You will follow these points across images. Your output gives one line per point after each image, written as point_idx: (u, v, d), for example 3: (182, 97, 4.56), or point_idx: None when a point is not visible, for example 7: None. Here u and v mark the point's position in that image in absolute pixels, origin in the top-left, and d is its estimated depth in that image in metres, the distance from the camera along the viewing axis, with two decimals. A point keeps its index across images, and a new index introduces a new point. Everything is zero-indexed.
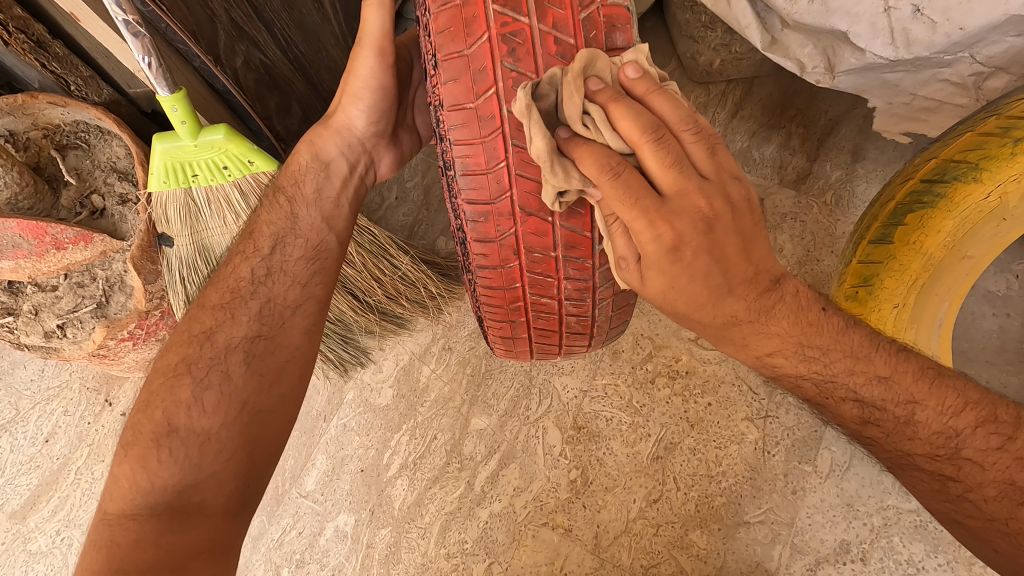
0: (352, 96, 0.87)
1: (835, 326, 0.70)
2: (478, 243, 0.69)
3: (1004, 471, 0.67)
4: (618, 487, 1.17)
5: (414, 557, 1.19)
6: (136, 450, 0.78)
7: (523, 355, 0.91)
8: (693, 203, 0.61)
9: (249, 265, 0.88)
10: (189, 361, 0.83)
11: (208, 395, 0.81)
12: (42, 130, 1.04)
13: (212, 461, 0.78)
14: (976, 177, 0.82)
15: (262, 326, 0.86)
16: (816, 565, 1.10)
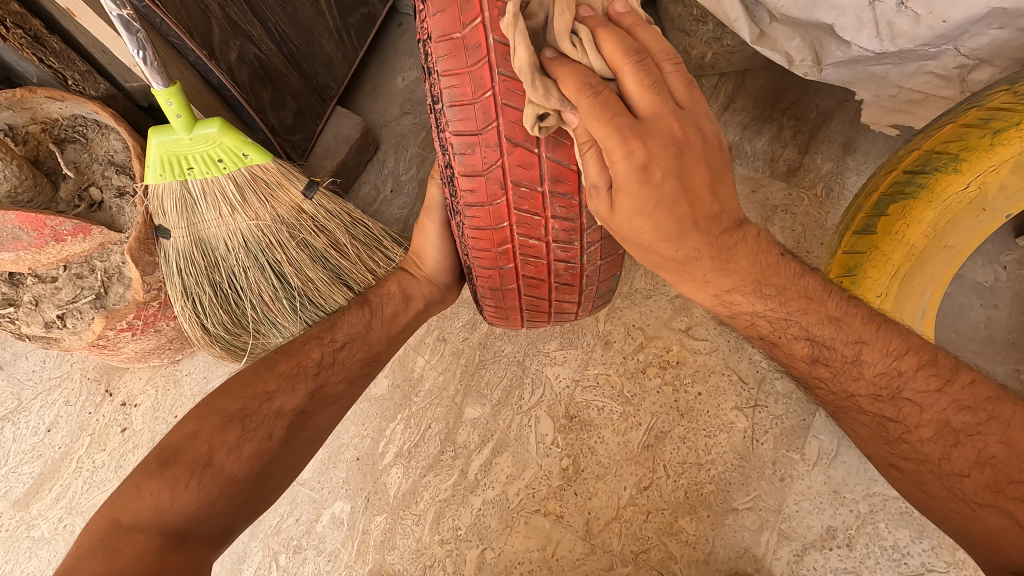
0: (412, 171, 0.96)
1: (793, 270, 0.77)
2: (465, 177, 0.69)
3: (941, 413, 0.76)
4: (609, 474, 1.19)
5: (409, 544, 1.21)
6: (173, 470, 0.82)
7: (512, 316, 0.92)
8: (665, 127, 0.64)
9: (320, 350, 0.98)
10: (242, 411, 0.89)
11: (246, 446, 0.88)
12: (40, 124, 1.04)
13: (234, 505, 0.85)
14: (956, 168, 0.83)
15: (308, 403, 0.95)
16: (803, 551, 1.12)
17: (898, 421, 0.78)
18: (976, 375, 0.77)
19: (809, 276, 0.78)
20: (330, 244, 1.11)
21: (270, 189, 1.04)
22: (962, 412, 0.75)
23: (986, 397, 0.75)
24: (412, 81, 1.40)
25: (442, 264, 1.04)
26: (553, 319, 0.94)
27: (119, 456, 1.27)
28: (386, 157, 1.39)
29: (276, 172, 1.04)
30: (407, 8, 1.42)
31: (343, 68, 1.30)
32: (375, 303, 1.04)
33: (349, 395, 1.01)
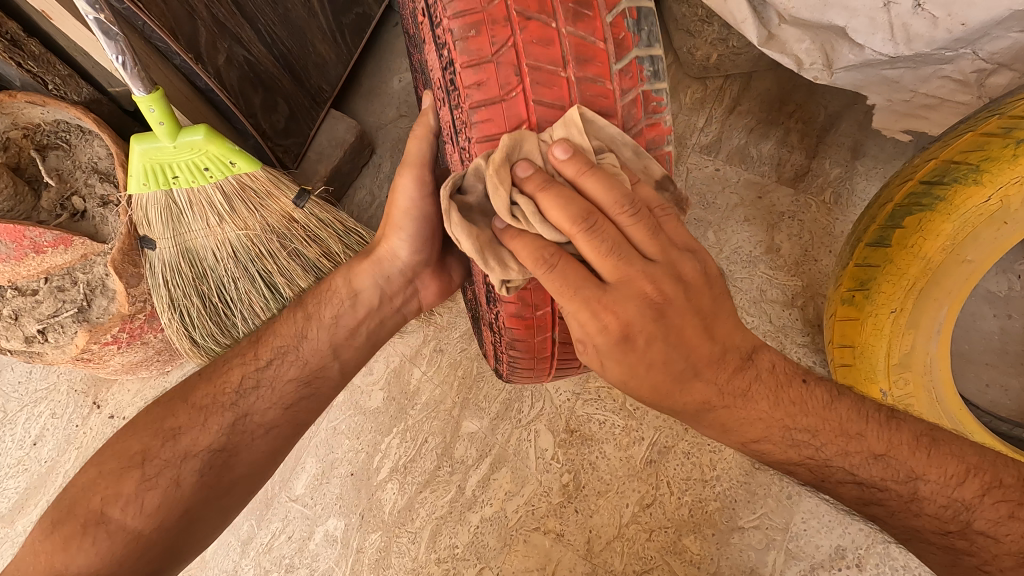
0: (395, 229, 0.90)
1: (820, 401, 0.70)
2: (469, 68, 0.57)
3: (1019, 547, 0.67)
4: (611, 491, 1.15)
5: (405, 562, 1.18)
6: (67, 529, 0.77)
7: (543, 368, 0.82)
8: (636, 287, 0.63)
9: (240, 371, 0.89)
10: (143, 455, 0.82)
11: (149, 496, 0.80)
12: (22, 129, 1.00)
13: (145, 562, 0.78)
14: (976, 179, 0.79)
15: (226, 439, 0.85)
16: (811, 571, 1.09)
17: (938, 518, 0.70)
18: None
19: (838, 401, 0.71)
20: (322, 253, 1.07)
21: (260, 199, 1.01)
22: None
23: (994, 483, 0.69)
24: (409, 82, 1.37)
25: (407, 240, 0.91)
26: (584, 362, 0.84)
27: None
28: (382, 161, 1.35)
29: (265, 180, 1.01)
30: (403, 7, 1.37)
31: (338, 71, 1.26)
32: (311, 306, 0.95)
33: (292, 424, 0.91)
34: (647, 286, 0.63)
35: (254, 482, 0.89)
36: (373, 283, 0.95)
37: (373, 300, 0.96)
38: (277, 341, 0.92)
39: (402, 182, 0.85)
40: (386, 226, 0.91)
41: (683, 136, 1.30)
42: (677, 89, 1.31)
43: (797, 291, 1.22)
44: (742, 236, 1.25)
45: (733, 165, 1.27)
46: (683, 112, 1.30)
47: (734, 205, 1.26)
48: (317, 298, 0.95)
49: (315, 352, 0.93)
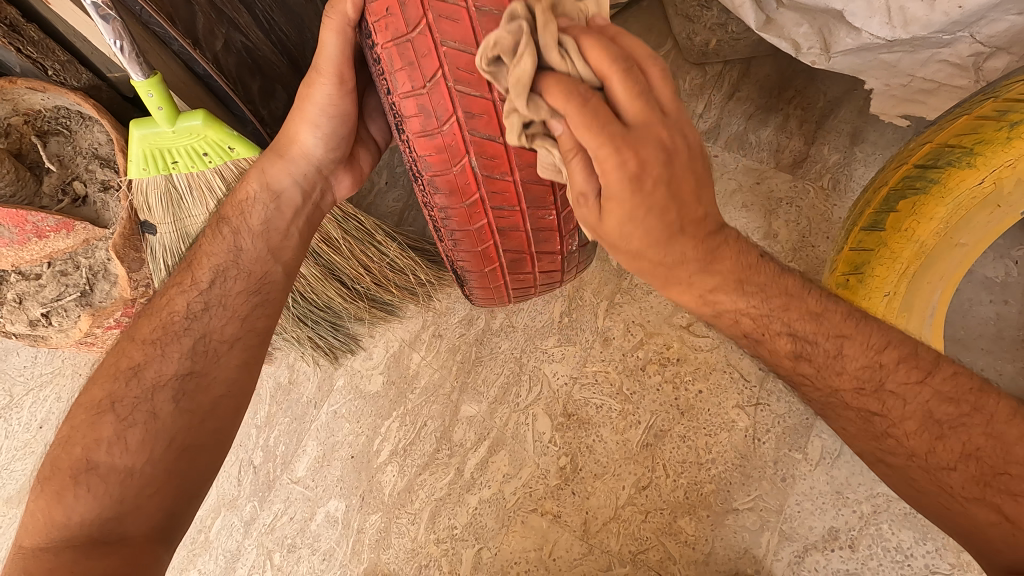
0: (309, 123, 0.85)
1: (773, 271, 0.73)
2: (417, 130, 0.67)
3: (923, 404, 0.70)
4: (608, 474, 1.17)
5: (404, 542, 1.20)
6: (56, 484, 0.78)
7: (499, 284, 0.87)
8: (637, 204, 0.62)
9: (184, 299, 0.87)
10: (111, 398, 0.83)
11: (131, 434, 0.80)
12: (22, 116, 1.01)
13: (147, 497, 0.78)
14: (970, 163, 0.80)
15: (191, 361, 0.84)
16: (804, 551, 1.11)
17: (885, 416, 0.71)
18: (957, 365, 0.71)
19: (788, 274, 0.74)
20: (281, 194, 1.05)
21: None
22: (944, 402, 0.69)
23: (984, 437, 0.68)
24: None
25: (322, 136, 0.87)
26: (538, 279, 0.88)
27: None
28: None
29: None
30: None
31: None
32: (235, 219, 0.90)
33: (253, 334, 0.88)
34: (661, 132, 0.60)
35: (242, 393, 0.87)
36: (290, 181, 0.90)
37: (297, 198, 0.91)
38: (211, 260, 0.89)
39: (320, 87, 0.80)
40: (298, 119, 0.85)
41: None
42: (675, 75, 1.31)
43: None
44: (740, 222, 1.26)
45: (732, 151, 1.27)
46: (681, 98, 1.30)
47: (732, 191, 1.26)
48: (238, 210, 0.91)
49: (255, 261, 0.89)
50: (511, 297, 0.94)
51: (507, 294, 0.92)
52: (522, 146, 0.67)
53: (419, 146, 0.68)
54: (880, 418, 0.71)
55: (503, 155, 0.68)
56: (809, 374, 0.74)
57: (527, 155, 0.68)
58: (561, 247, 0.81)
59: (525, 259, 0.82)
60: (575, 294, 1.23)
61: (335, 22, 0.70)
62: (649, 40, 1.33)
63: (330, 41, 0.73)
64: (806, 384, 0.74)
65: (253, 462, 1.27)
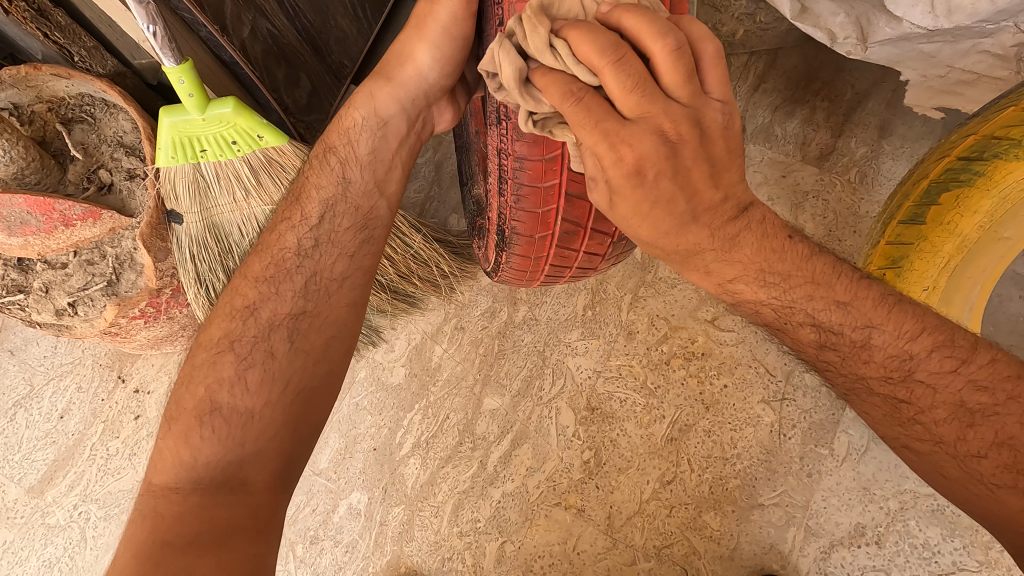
0: (427, 44, 0.81)
1: (798, 252, 0.71)
2: None
3: (955, 394, 0.67)
4: (632, 468, 1.16)
5: (427, 535, 1.19)
6: (180, 422, 0.79)
7: (542, 256, 0.84)
8: (654, 122, 0.60)
9: (294, 234, 0.88)
10: (229, 338, 0.84)
11: (250, 374, 0.81)
12: (46, 103, 1.01)
13: (271, 432, 0.79)
14: (1017, 154, 0.78)
15: (305, 301, 0.85)
16: (830, 548, 1.10)
17: (912, 403, 0.70)
18: (995, 351, 0.69)
19: (816, 258, 0.72)
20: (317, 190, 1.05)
21: (285, 172, 1.00)
22: (979, 391, 0.67)
23: (1007, 376, 0.67)
24: None
25: (439, 58, 0.82)
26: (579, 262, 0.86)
27: (133, 444, 1.25)
28: None
29: (291, 153, 1.00)
30: None
31: (358, 46, 1.23)
32: (343, 149, 0.89)
33: (363, 272, 0.89)
34: (665, 122, 0.60)
35: (350, 334, 0.87)
36: (398, 108, 0.88)
37: (403, 126, 0.89)
38: (319, 192, 0.88)
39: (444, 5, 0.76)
40: (416, 39, 0.81)
41: None
42: None
43: None
44: None
45: (757, 144, 1.26)
46: None
47: (758, 183, 1.25)
48: (344, 138, 0.89)
49: (363, 193, 0.89)
50: (542, 279, 0.93)
51: (539, 275, 0.91)
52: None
53: None
54: (874, 370, 0.70)
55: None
56: (830, 363, 0.73)
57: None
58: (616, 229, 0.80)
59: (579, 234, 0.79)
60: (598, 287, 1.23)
61: None
62: None
63: None
64: (813, 330, 0.72)
65: None
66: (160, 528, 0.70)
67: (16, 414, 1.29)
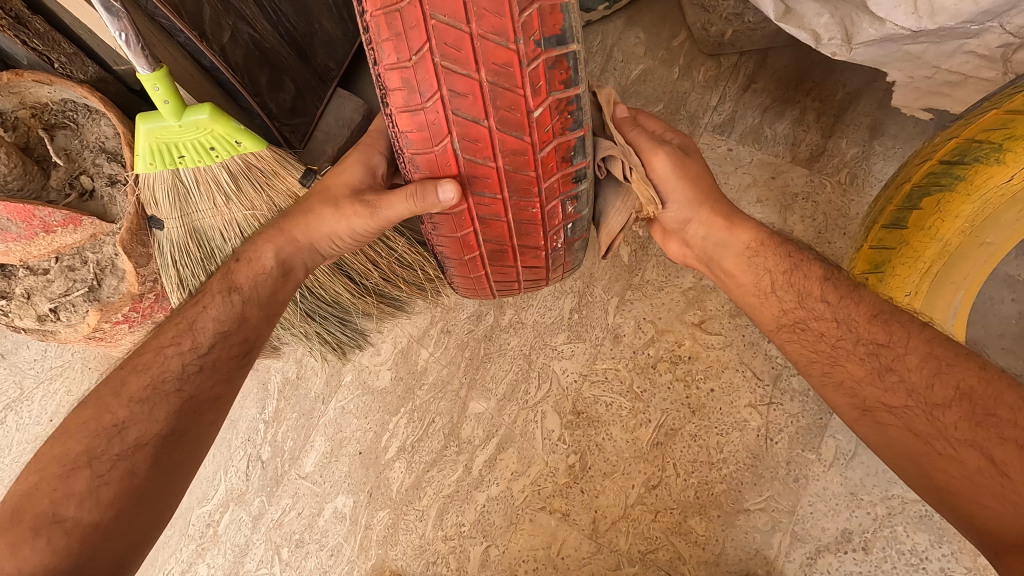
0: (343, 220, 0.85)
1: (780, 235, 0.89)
2: (405, 111, 0.64)
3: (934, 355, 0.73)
4: (617, 472, 1.15)
5: (412, 539, 1.19)
6: (9, 538, 0.68)
7: (479, 274, 0.85)
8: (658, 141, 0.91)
9: (179, 360, 0.80)
10: (88, 453, 0.74)
11: (103, 489, 0.72)
12: (30, 109, 1.00)
13: (106, 553, 0.70)
14: (999, 159, 0.77)
15: (175, 422, 0.78)
16: (816, 553, 1.09)
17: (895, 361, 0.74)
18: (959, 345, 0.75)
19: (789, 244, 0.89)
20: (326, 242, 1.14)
21: (267, 178, 1.00)
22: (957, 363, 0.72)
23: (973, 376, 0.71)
24: None
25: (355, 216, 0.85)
26: (521, 278, 0.88)
27: None
28: None
29: (271, 160, 0.98)
30: None
31: (344, 49, 1.24)
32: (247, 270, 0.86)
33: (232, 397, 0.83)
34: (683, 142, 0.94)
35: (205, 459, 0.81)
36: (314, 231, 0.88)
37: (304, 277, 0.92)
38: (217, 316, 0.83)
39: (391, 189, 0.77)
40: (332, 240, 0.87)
41: (696, 115, 1.27)
42: (690, 67, 1.28)
43: None
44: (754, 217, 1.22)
45: (747, 145, 1.24)
46: (695, 91, 1.27)
47: (747, 185, 1.23)
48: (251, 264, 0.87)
49: (254, 328, 0.85)
50: (497, 295, 0.96)
51: (490, 289, 0.92)
52: (507, 129, 0.63)
53: (403, 121, 0.65)
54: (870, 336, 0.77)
55: (486, 139, 0.64)
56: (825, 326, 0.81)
57: (511, 140, 0.64)
58: (544, 242, 0.78)
59: (507, 254, 0.80)
60: (586, 290, 1.22)
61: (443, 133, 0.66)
62: (663, 29, 1.30)
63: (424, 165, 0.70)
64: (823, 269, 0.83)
65: (261, 457, 1.27)
66: None
67: (7, 417, 1.30)
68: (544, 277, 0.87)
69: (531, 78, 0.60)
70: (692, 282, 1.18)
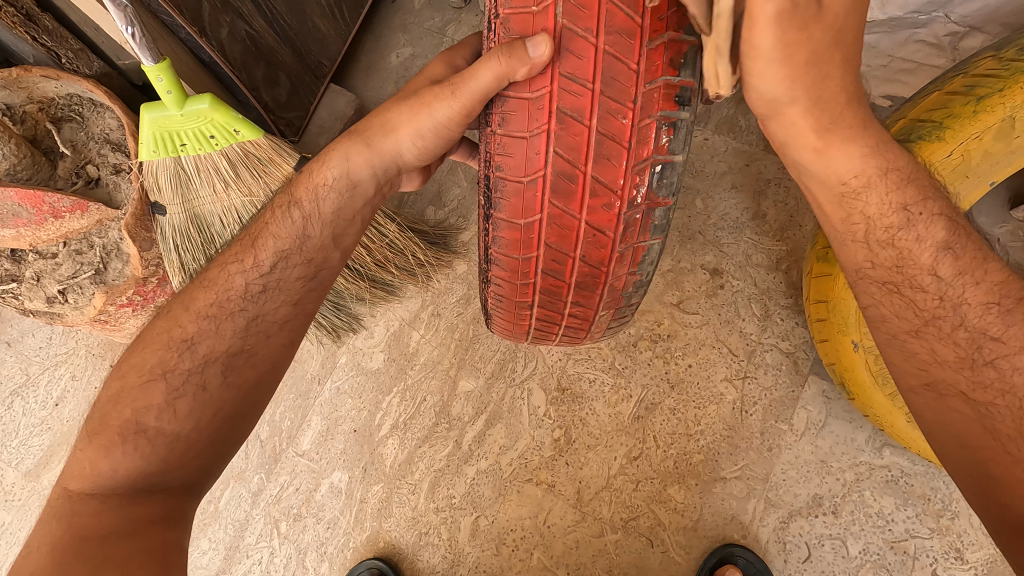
0: (414, 129, 0.80)
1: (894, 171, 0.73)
2: None
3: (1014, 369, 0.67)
4: (600, 445, 1.21)
5: (406, 511, 1.25)
6: (103, 439, 0.75)
7: (532, 219, 0.68)
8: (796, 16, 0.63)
9: (243, 279, 0.83)
10: (162, 368, 0.80)
11: (180, 402, 0.77)
12: (37, 103, 1.07)
13: (189, 460, 0.77)
14: (939, 135, 0.82)
15: (242, 341, 0.81)
16: (789, 518, 1.15)
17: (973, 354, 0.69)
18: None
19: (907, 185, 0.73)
20: None
21: (263, 165, 1.06)
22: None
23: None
24: (407, 58, 1.43)
25: (420, 147, 0.82)
26: (578, 254, 0.70)
27: None
28: None
29: (267, 147, 1.05)
30: None
31: (335, 46, 1.32)
32: (307, 203, 0.85)
33: (303, 316, 0.86)
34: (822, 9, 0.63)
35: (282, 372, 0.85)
36: (370, 173, 0.84)
37: (372, 194, 0.86)
38: (275, 243, 0.84)
39: (468, 91, 0.70)
40: (405, 119, 0.79)
41: None
42: None
43: (781, 256, 1.22)
44: (730, 202, 1.25)
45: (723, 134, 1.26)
46: None
47: (722, 173, 1.26)
48: (311, 193, 0.85)
49: (319, 248, 0.85)
50: (535, 292, 0.77)
51: (533, 267, 0.73)
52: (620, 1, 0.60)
53: None
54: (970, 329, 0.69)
55: (594, 7, 0.60)
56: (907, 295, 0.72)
57: (621, 16, 0.60)
58: (622, 182, 0.65)
59: (576, 189, 0.65)
60: None
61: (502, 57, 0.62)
62: None
63: (484, 76, 0.66)
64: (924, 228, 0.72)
65: (260, 436, 1.32)
66: (76, 523, 0.70)
67: (13, 402, 1.35)
68: (606, 257, 0.70)
69: None
70: (670, 264, 1.26)
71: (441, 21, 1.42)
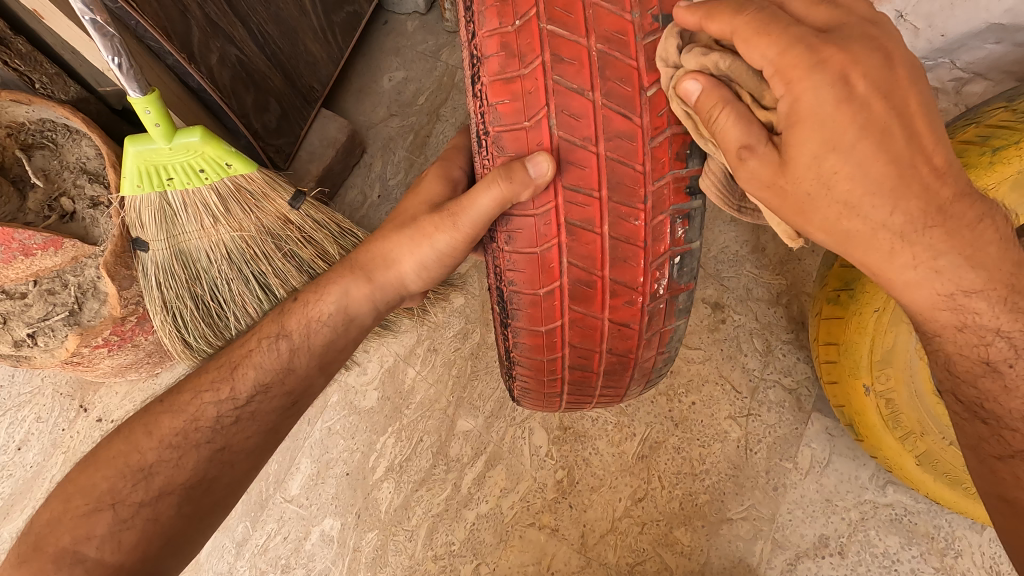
0: (417, 263, 0.78)
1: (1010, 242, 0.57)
2: (499, 80, 0.57)
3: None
4: (604, 486, 1.18)
5: (402, 560, 1.19)
6: (35, 567, 0.67)
7: (553, 322, 0.66)
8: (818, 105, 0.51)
9: (215, 408, 0.77)
10: (112, 495, 0.71)
11: (126, 534, 0.69)
12: (5, 129, 0.99)
13: None
14: None
15: (206, 469, 0.74)
16: (796, 559, 1.13)
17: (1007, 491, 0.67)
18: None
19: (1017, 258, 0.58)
20: (317, 254, 1.06)
21: (254, 200, 1.00)
22: None
23: None
24: (399, 81, 1.38)
25: (426, 276, 0.80)
26: (606, 346, 0.68)
27: None
28: (372, 160, 1.36)
29: (261, 181, 1.00)
30: (395, 7, 1.40)
31: (328, 70, 1.27)
32: (297, 334, 0.82)
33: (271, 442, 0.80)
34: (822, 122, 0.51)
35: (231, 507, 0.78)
36: (371, 308, 0.83)
37: (369, 322, 0.85)
38: (256, 375, 0.80)
39: (468, 217, 0.66)
40: (408, 253, 0.78)
41: None
42: None
43: (782, 290, 1.21)
44: (728, 236, 1.24)
45: None
46: None
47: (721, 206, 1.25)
48: (303, 326, 0.82)
49: (303, 377, 0.81)
50: (563, 384, 0.75)
51: (558, 361, 0.71)
52: (616, 104, 0.56)
53: (493, 92, 0.57)
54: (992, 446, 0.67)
55: (590, 114, 0.56)
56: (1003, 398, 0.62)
57: (620, 120, 0.57)
58: (643, 281, 0.63)
59: (595, 293, 0.63)
60: None
61: (498, 184, 0.58)
62: None
63: (483, 203, 0.62)
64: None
65: None
66: None
67: None
68: (633, 347, 0.68)
69: (648, 52, 0.56)
70: None
71: (434, 45, 1.39)
